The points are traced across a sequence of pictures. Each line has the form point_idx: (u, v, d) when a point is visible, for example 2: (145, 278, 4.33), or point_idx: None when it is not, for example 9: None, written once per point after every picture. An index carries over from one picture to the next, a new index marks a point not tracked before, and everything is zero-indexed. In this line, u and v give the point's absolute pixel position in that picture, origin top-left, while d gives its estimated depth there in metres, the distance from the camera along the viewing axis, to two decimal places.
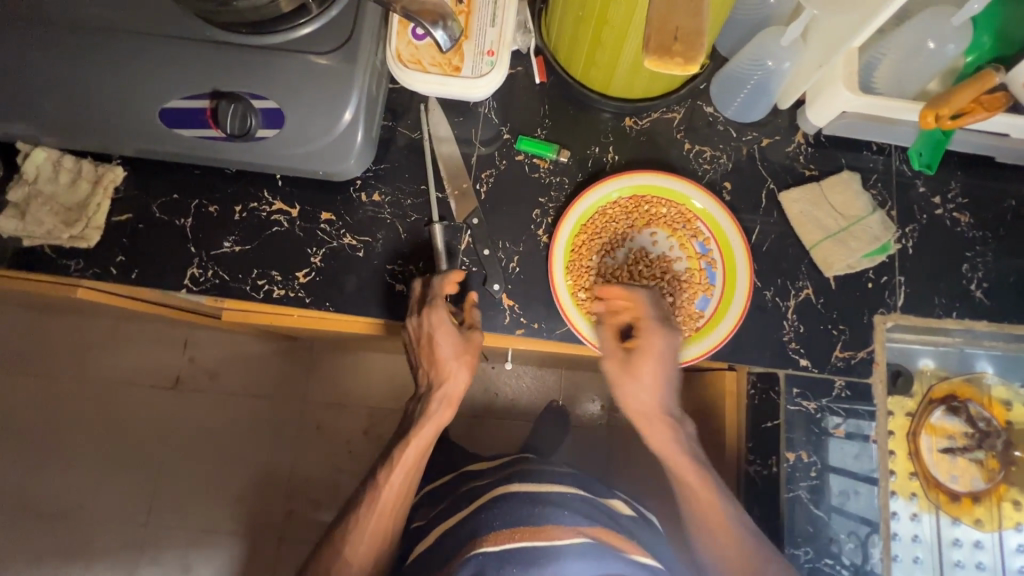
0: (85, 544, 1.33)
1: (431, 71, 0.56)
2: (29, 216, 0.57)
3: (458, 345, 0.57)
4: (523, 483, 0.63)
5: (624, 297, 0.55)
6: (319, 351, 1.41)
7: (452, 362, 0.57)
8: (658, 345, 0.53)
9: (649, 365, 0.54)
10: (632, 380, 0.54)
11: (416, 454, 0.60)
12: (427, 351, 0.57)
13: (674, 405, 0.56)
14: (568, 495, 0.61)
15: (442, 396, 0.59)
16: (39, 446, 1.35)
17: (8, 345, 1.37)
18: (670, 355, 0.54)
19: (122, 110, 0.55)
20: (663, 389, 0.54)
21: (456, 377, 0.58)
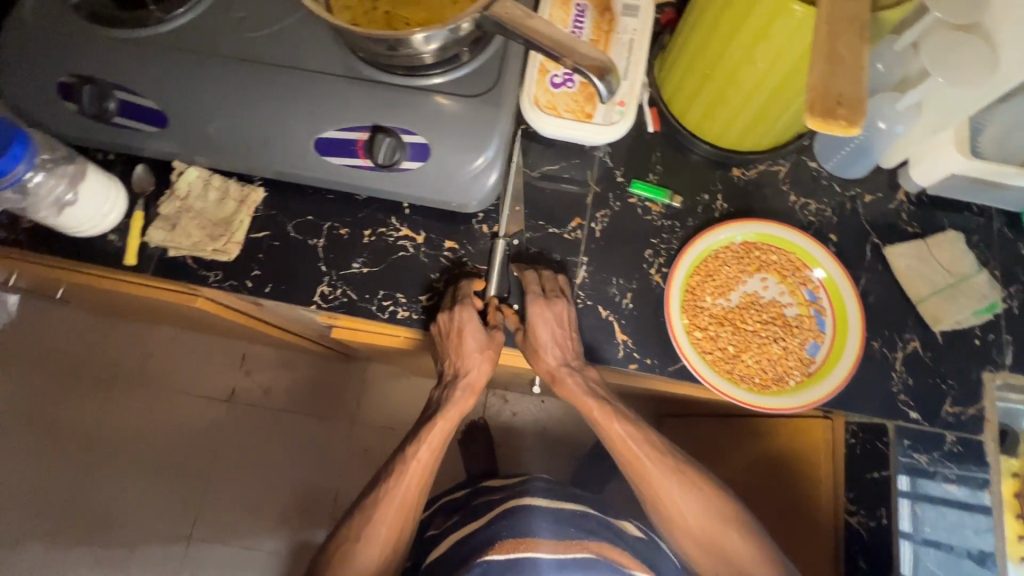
0: (127, 552, 1.33)
1: (565, 117, 0.60)
2: (178, 229, 0.63)
3: (483, 340, 0.61)
4: (537, 499, 0.75)
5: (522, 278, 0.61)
6: (373, 374, 1.43)
7: (473, 355, 0.61)
8: (546, 313, 0.58)
9: (545, 333, 0.59)
10: (532, 347, 0.60)
11: (438, 434, 0.66)
12: (453, 345, 0.61)
13: (574, 354, 0.60)
14: (568, 512, 0.73)
15: (466, 384, 0.64)
16: (95, 448, 1.38)
17: (75, 347, 1.42)
18: (562, 321, 0.59)
19: (277, 136, 0.60)
20: (550, 345, 0.59)
21: (478, 371, 0.62)
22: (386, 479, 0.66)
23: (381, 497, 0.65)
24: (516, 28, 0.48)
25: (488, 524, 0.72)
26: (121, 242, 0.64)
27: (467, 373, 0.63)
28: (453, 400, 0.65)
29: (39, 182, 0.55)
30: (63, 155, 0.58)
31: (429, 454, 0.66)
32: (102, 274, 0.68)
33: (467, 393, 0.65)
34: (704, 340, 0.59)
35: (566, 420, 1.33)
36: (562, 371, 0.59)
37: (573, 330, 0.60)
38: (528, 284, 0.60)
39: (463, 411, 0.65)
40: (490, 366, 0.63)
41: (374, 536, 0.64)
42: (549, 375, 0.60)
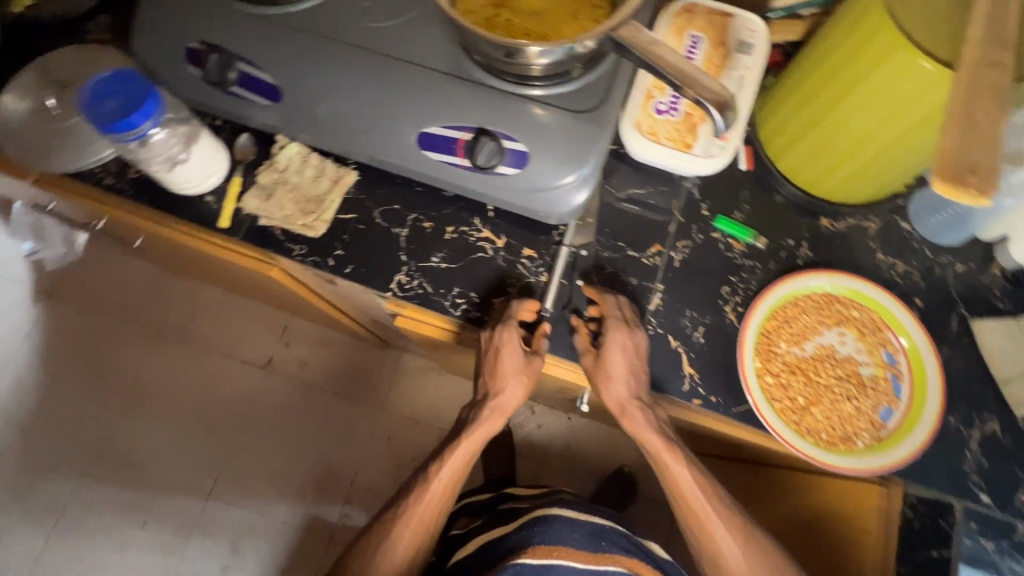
0: (149, 498, 1.37)
1: (664, 143, 0.61)
2: (273, 200, 0.65)
3: (520, 365, 0.62)
4: (569, 508, 0.73)
5: (597, 299, 0.61)
6: (406, 364, 1.45)
7: (510, 377, 0.62)
8: (623, 338, 0.58)
9: (620, 359, 0.58)
10: (603, 374, 0.59)
11: (463, 452, 0.69)
12: (491, 364, 0.63)
13: (645, 389, 0.60)
14: (598, 524, 0.72)
15: (494, 405, 0.66)
16: (135, 393, 1.43)
17: (132, 294, 1.49)
18: (637, 349, 0.59)
19: (381, 124, 0.62)
20: (623, 380, 0.58)
21: (511, 394, 0.65)
22: (407, 498, 0.69)
23: (402, 514, 0.68)
24: (639, 51, 0.48)
25: (518, 527, 0.71)
26: (217, 205, 0.66)
27: (498, 395, 0.66)
28: (481, 421, 0.68)
29: (161, 138, 0.59)
30: (179, 115, 0.61)
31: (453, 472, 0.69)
32: (189, 232, 0.72)
33: (496, 413, 0.68)
34: (774, 386, 0.59)
35: (592, 441, 1.31)
36: (633, 405, 0.59)
37: (644, 361, 0.60)
38: (608, 309, 0.60)
39: (491, 430, 0.68)
40: (522, 393, 0.65)
41: (395, 546, 0.67)
42: (618, 407, 0.60)
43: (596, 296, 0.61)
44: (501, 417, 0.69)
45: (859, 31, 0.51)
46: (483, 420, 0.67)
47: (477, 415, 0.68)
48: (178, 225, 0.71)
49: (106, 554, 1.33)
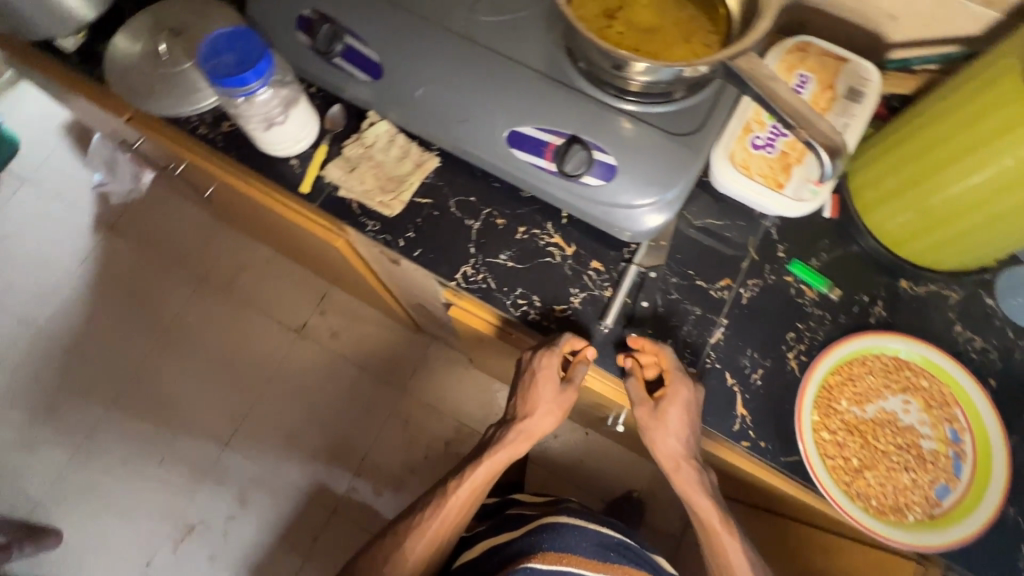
0: (170, 438, 1.41)
1: (755, 179, 0.60)
2: (355, 172, 0.67)
3: (554, 391, 0.64)
4: (579, 518, 0.72)
5: (654, 352, 0.59)
6: (433, 352, 1.46)
7: (550, 406, 0.66)
8: (684, 394, 0.57)
9: (676, 412, 0.58)
10: (659, 426, 0.58)
11: (483, 471, 0.71)
12: (526, 383, 0.65)
13: (698, 447, 0.60)
14: (606, 535, 0.71)
15: (521, 430, 0.68)
16: (173, 335, 1.47)
17: (185, 240, 1.54)
18: (696, 405, 0.58)
19: (473, 116, 0.62)
20: (676, 437, 0.58)
21: (540, 421, 0.68)
22: (423, 510, 0.72)
23: (417, 523, 0.71)
24: (755, 85, 0.48)
25: (527, 534, 0.69)
26: (301, 169, 0.68)
27: (527, 418, 0.68)
28: (505, 443, 0.69)
29: (262, 99, 0.61)
30: (280, 78, 0.63)
31: (470, 490, 0.71)
32: (265, 191, 0.74)
33: (521, 437, 0.69)
34: (829, 442, 0.57)
35: (607, 460, 1.30)
36: (687, 463, 0.59)
37: (697, 414, 0.58)
38: (670, 364, 0.58)
39: (515, 452, 0.70)
40: (552, 421, 0.68)
41: (408, 553, 0.70)
42: (672, 461, 0.60)
43: (653, 348, 0.59)
44: (527, 441, 0.70)
45: (983, 97, 0.49)
46: (508, 442, 0.69)
47: (503, 435, 0.70)
48: (257, 181, 0.73)
49: (123, 483, 1.38)
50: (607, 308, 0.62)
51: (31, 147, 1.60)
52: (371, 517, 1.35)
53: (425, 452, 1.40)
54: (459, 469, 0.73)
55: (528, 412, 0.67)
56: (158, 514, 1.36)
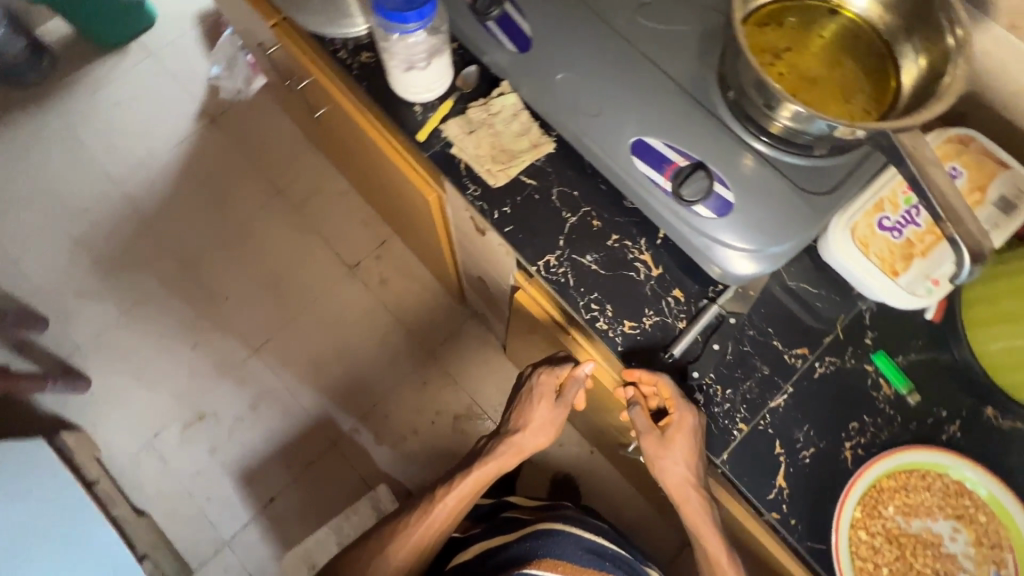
0: (207, 327, 1.48)
1: (870, 258, 0.58)
2: (472, 136, 0.68)
3: (549, 409, 0.77)
4: (575, 526, 0.71)
5: (651, 380, 0.60)
6: (469, 327, 1.48)
7: (543, 423, 0.77)
8: (690, 422, 0.58)
9: (683, 441, 0.58)
10: (665, 454, 0.59)
11: (472, 481, 0.76)
12: (525, 399, 0.78)
13: (704, 474, 0.60)
14: (599, 543, 0.70)
15: (512, 442, 0.77)
16: (238, 234, 1.54)
17: (275, 151, 1.60)
18: (701, 432, 0.59)
19: (606, 114, 0.62)
20: (683, 466, 0.59)
21: (531, 436, 0.77)
22: (410, 514, 0.75)
23: (404, 526, 0.74)
24: (912, 164, 0.45)
25: (522, 539, 0.69)
26: (421, 117, 0.70)
27: (519, 433, 0.77)
28: (496, 454, 0.77)
29: (412, 42, 0.63)
30: (438, 24, 0.65)
31: (457, 498, 0.75)
32: (379, 127, 0.77)
33: (511, 451, 0.77)
34: (862, 542, 0.56)
35: (605, 485, 1.28)
36: (692, 489, 0.60)
37: (700, 440, 0.59)
38: (670, 393, 0.59)
39: (504, 465, 0.77)
40: (541, 437, 0.78)
41: (393, 553, 0.73)
42: (681, 489, 0.60)
43: (649, 377, 0.60)
44: (516, 457, 0.78)
45: None
46: (499, 453, 0.77)
47: (495, 447, 0.78)
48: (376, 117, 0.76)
49: (155, 355, 1.45)
50: (675, 340, 0.62)
51: (164, 24, 1.69)
52: (365, 462, 1.38)
53: (432, 418, 1.42)
54: (448, 478, 0.78)
55: (521, 426, 0.77)
56: (177, 394, 1.43)
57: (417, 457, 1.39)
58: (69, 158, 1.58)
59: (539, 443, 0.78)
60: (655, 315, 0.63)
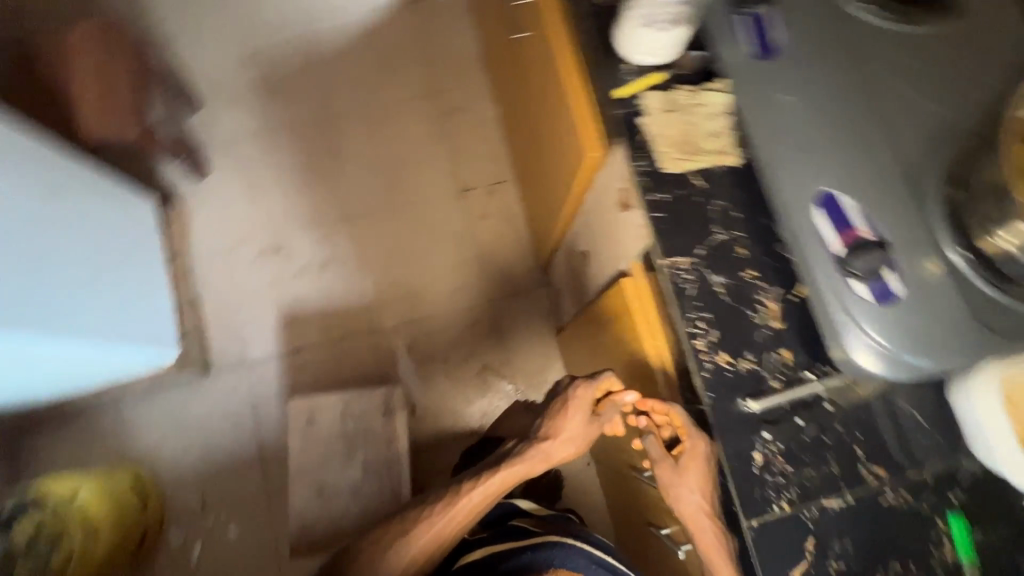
0: (320, 177, 1.56)
1: (1009, 422, 0.55)
2: (667, 116, 0.67)
3: (583, 423, 0.81)
4: (581, 538, 0.74)
5: (662, 407, 0.64)
6: (535, 295, 1.50)
7: (575, 436, 0.81)
8: (702, 451, 0.60)
9: (696, 469, 0.61)
10: (676, 481, 0.62)
11: (498, 480, 0.79)
12: (556, 410, 0.81)
13: (717, 502, 0.61)
14: (604, 556, 0.73)
15: (541, 448, 0.81)
16: (382, 112, 1.61)
17: (448, 55, 1.64)
18: (714, 462, 0.61)
19: (812, 154, 0.59)
20: (698, 493, 0.61)
21: (561, 445, 0.81)
22: (432, 506, 0.78)
23: (425, 516, 0.77)
24: None
25: (533, 547, 0.71)
26: (627, 76, 0.69)
27: (550, 440, 0.81)
28: (524, 458, 0.80)
29: (664, 1, 0.62)
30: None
31: (482, 495, 0.78)
32: (569, 67, 0.76)
33: (540, 457, 0.81)
34: None
35: (585, 497, 1.29)
36: (704, 516, 0.61)
37: (711, 466, 0.61)
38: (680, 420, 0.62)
39: (531, 470, 0.81)
40: (571, 447, 0.82)
41: (414, 541, 0.75)
42: (693, 515, 0.61)
43: (661, 405, 0.64)
44: (543, 464, 0.81)
45: None
46: (528, 457, 0.80)
47: (523, 453, 0.81)
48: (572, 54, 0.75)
49: (267, 179, 1.56)
50: (756, 395, 0.60)
51: None
52: (389, 362, 1.44)
53: (463, 357, 1.46)
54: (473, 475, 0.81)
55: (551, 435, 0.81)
56: (268, 220, 1.53)
57: (434, 382, 1.44)
58: None
59: (569, 453, 0.82)
60: (753, 362, 0.61)
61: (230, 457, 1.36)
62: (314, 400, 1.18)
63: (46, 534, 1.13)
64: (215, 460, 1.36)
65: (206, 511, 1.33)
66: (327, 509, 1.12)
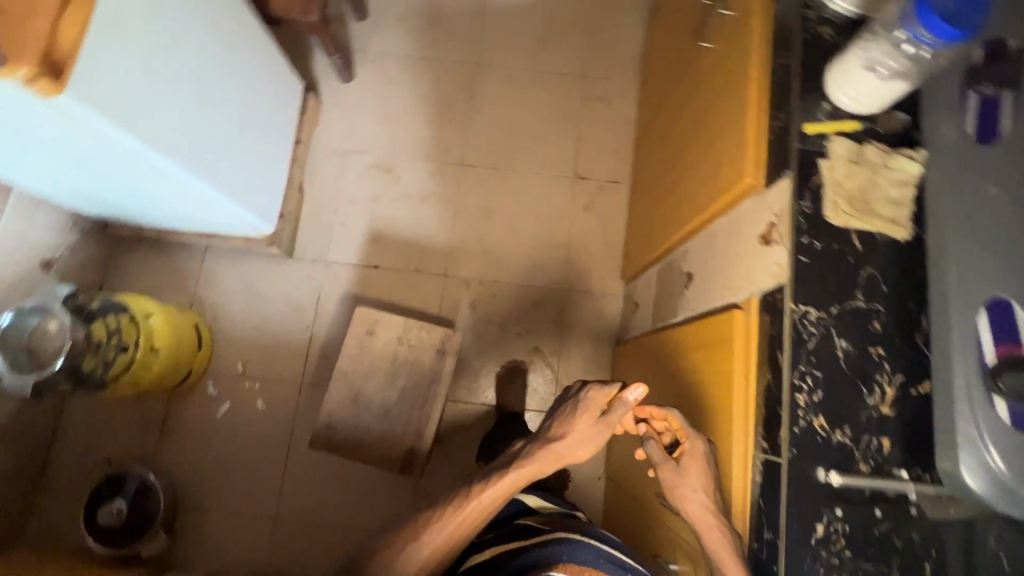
0: (450, 116, 1.60)
1: None
2: (850, 166, 0.65)
3: (598, 427, 0.71)
4: (592, 536, 0.72)
5: (658, 411, 0.70)
6: (607, 301, 1.50)
7: (588, 438, 0.72)
8: (699, 450, 0.68)
9: (696, 469, 0.66)
10: (679, 478, 0.66)
11: (505, 484, 0.72)
12: (568, 409, 0.73)
13: (717, 503, 0.65)
14: (615, 553, 0.71)
15: (551, 448, 0.72)
16: (529, 76, 1.62)
17: (611, 45, 1.64)
18: (709, 462, 0.68)
19: (996, 255, 0.56)
20: (701, 491, 0.65)
21: (574, 447, 0.72)
22: (439, 508, 0.72)
23: (432, 516, 0.71)
24: None
25: (540, 544, 0.69)
26: (823, 115, 0.67)
27: (560, 439, 0.72)
28: (534, 458, 0.72)
29: (908, 49, 0.59)
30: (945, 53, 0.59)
31: (487, 498, 0.71)
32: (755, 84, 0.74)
33: (550, 459, 0.72)
34: None
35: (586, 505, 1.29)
36: (710, 515, 0.63)
37: (708, 467, 0.67)
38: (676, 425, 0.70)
39: (540, 471, 0.72)
40: (585, 449, 0.72)
41: (423, 542, 0.70)
42: (702, 513, 0.64)
43: (658, 409, 0.70)
44: (554, 466, 0.72)
45: None
46: (536, 459, 0.71)
47: (530, 453, 0.73)
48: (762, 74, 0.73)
49: (402, 100, 1.60)
50: (839, 470, 0.59)
51: None
52: (450, 309, 1.48)
53: (519, 331, 1.47)
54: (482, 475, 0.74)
55: (562, 435, 0.72)
56: (389, 138, 1.58)
57: (483, 343, 1.46)
58: None
59: (583, 455, 0.72)
60: (849, 438, 0.60)
61: (281, 338, 1.43)
62: (379, 314, 1.22)
63: (120, 342, 1.17)
64: (267, 336, 1.43)
65: (244, 376, 1.41)
66: (355, 415, 1.17)
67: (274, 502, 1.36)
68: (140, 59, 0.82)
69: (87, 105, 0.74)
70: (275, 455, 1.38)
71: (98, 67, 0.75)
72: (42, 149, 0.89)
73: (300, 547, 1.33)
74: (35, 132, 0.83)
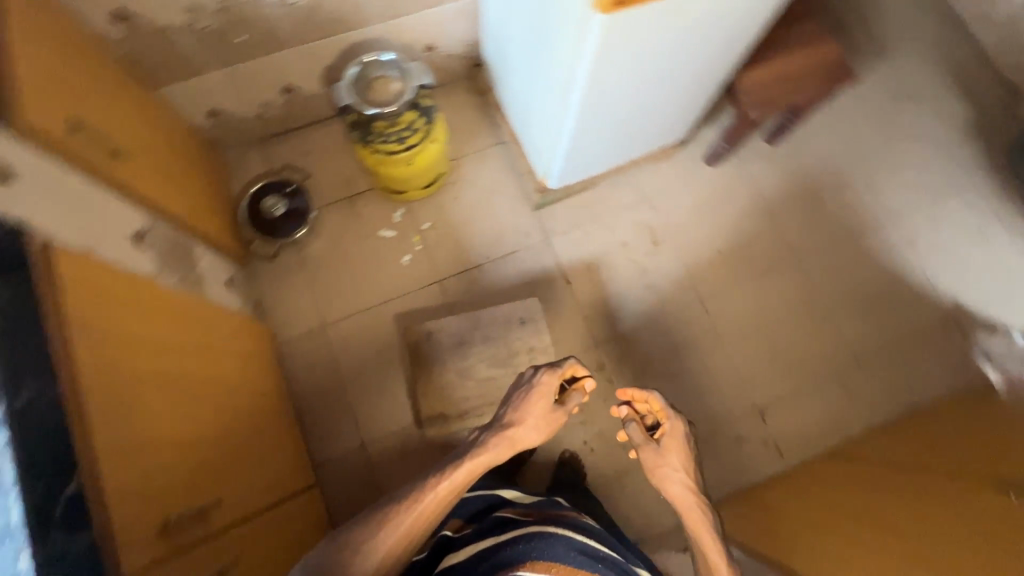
0: (737, 265, 1.56)
1: None
2: None
3: (550, 414, 0.89)
4: (566, 530, 0.78)
5: (642, 393, 0.90)
6: (664, 511, 1.39)
7: (541, 421, 0.88)
8: (677, 431, 0.88)
9: (675, 450, 0.88)
10: (660, 454, 0.88)
11: (460, 476, 0.81)
12: (526, 397, 0.88)
13: (693, 475, 0.88)
14: (587, 545, 0.77)
15: (506, 433, 0.86)
16: (820, 313, 1.54)
17: (903, 372, 1.50)
18: (684, 445, 0.88)
19: None
20: (682, 472, 0.86)
21: (526, 431, 0.87)
22: (396, 503, 0.78)
23: (389, 511, 0.78)
24: None
25: (513, 544, 0.74)
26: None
27: (518, 424, 0.87)
28: (490, 446, 0.85)
29: None
30: None
31: (449, 489, 0.80)
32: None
33: (505, 443, 0.86)
34: None
35: None
36: (686, 485, 0.86)
37: (685, 442, 0.89)
38: (656, 400, 0.89)
39: (499, 455, 0.86)
40: (535, 434, 0.88)
41: (379, 542, 0.75)
42: (681, 485, 0.86)
43: (641, 390, 0.90)
44: (508, 450, 0.86)
45: None
46: (493, 445, 0.85)
47: (485, 441, 0.85)
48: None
49: (722, 214, 1.60)
50: None
51: None
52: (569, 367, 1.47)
53: (586, 441, 1.42)
54: (431, 471, 0.82)
55: (517, 421, 0.87)
56: (683, 225, 1.58)
57: None
58: (931, 181, 1.62)
59: (533, 437, 0.88)
60: None
61: (464, 243, 1.53)
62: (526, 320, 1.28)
63: (406, 135, 1.32)
64: (461, 232, 1.54)
65: (418, 233, 1.54)
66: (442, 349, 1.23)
67: (334, 316, 1.48)
68: (664, 28, 0.93)
69: (614, 28, 0.86)
70: (371, 296, 1.49)
71: (648, 13, 0.86)
72: (530, 13, 1.05)
73: (311, 360, 1.45)
74: (545, 10, 0.98)
